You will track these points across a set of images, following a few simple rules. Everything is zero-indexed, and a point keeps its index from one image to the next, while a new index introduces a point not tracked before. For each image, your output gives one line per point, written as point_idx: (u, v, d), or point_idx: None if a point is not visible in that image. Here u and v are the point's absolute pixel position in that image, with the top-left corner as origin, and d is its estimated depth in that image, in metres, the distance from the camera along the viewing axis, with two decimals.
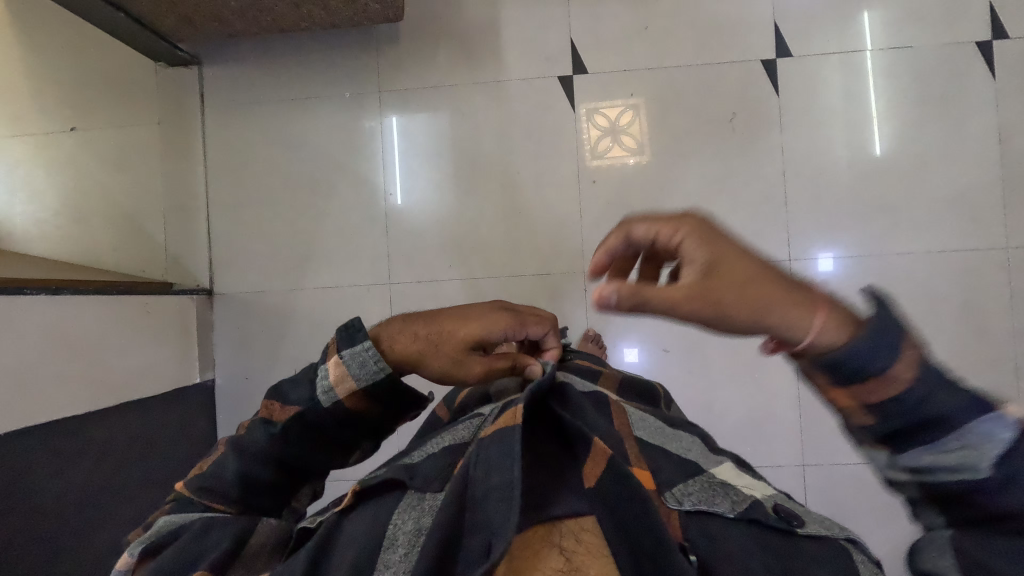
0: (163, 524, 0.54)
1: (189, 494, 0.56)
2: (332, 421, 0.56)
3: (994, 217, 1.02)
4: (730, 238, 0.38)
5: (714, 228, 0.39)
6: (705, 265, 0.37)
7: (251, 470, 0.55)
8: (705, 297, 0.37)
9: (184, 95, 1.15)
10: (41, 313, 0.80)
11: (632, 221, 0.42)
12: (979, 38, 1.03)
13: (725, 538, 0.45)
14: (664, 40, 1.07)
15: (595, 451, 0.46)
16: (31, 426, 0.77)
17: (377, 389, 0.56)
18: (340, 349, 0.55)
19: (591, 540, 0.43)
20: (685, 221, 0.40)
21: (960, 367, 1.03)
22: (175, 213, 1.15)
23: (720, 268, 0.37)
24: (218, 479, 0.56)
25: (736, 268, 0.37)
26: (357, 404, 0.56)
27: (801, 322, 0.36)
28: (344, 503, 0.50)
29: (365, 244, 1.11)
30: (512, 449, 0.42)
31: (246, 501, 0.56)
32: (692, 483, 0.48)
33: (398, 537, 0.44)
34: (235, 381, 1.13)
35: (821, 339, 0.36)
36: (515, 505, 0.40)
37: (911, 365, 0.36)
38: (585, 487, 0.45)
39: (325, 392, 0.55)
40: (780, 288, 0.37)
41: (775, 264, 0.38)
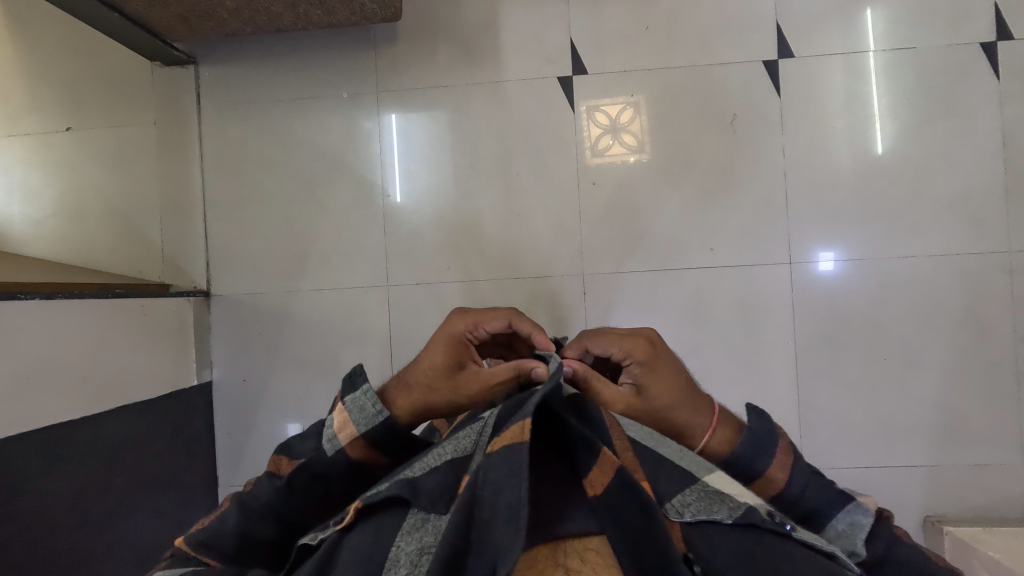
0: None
1: (190, 544, 0.55)
2: (337, 474, 0.57)
3: (997, 220, 1.02)
4: (664, 364, 0.63)
5: (656, 356, 0.64)
6: (640, 382, 0.63)
7: (252, 528, 0.55)
8: (634, 400, 0.61)
9: (180, 94, 1.13)
10: (36, 318, 0.79)
11: (602, 335, 0.65)
12: (983, 38, 1.02)
13: (724, 549, 0.45)
14: (665, 40, 1.06)
15: (602, 461, 0.44)
16: (26, 432, 0.76)
17: (378, 436, 0.58)
18: (344, 399, 0.61)
19: (596, 561, 0.44)
20: (640, 345, 0.64)
21: (960, 372, 1.02)
22: (171, 213, 1.14)
23: (650, 387, 0.62)
24: (220, 533, 0.55)
25: (661, 387, 0.62)
26: (360, 454, 0.57)
27: (699, 433, 0.60)
28: (345, 521, 0.47)
29: (363, 245, 1.10)
30: (520, 469, 0.42)
31: (243, 558, 0.54)
32: (689, 492, 0.48)
33: (400, 558, 0.43)
34: (234, 383, 1.13)
35: (711, 448, 0.60)
36: (522, 529, 0.40)
37: (781, 468, 0.57)
38: (591, 495, 0.45)
39: (329, 440, 0.58)
40: (685, 400, 0.61)
41: (690, 390, 0.62)
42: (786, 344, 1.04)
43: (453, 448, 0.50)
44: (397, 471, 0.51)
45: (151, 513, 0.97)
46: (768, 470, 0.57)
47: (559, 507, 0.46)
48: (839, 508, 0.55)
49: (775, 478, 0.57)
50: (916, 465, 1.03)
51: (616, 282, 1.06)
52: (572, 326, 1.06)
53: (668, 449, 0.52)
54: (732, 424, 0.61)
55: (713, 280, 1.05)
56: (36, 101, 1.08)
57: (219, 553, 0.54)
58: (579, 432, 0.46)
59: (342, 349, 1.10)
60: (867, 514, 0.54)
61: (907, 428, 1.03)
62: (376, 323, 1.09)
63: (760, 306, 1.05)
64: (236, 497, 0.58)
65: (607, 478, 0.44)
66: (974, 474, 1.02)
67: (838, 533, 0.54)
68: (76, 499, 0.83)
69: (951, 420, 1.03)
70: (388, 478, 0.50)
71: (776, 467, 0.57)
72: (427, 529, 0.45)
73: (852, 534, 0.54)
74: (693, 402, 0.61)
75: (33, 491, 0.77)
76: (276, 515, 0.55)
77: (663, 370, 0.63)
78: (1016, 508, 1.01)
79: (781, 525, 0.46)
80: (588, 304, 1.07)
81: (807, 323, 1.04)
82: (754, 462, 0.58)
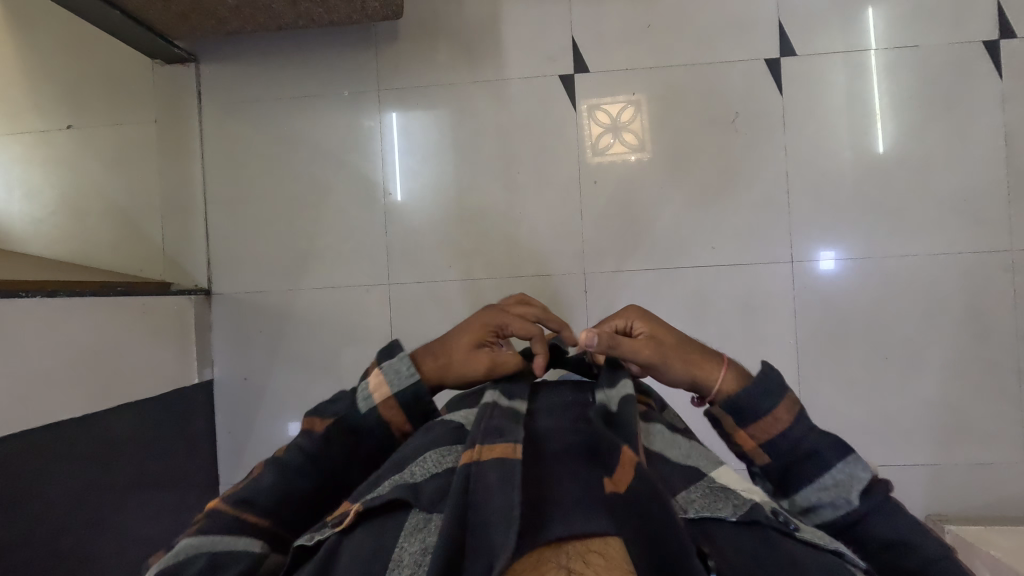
0: (191, 544, 0.47)
1: (224, 508, 0.50)
2: (368, 430, 0.57)
3: (998, 218, 1.01)
4: (657, 318, 0.64)
5: (647, 312, 0.64)
6: (648, 334, 0.62)
7: (293, 487, 0.52)
8: (654, 350, 0.60)
9: (181, 92, 1.13)
10: (37, 316, 0.79)
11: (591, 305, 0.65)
12: (985, 37, 1.02)
13: (731, 545, 0.41)
14: (666, 38, 1.06)
15: (624, 459, 0.42)
16: (28, 429, 0.76)
17: (410, 399, 0.58)
18: (382, 364, 0.61)
19: (600, 563, 0.39)
20: (628, 309, 0.64)
21: (962, 369, 1.02)
22: (172, 211, 1.14)
23: (659, 336, 0.61)
24: (261, 491, 0.51)
25: (667, 336, 0.61)
26: (394, 419, 0.58)
27: (713, 373, 0.59)
28: (344, 523, 0.44)
29: (364, 243, 1.10)
30: (512, 478, 0.42)
31: (282, 516, 0.52)
32: (693, 488, 0.45)
33: (404, 558, 0.39)
34: (234, 381, 1.13)
35: (726, 386, 0.59)
36: (514, 524, 0.38)
37: (787, 410, 0.56)
38: (607, 492, 0.42)
39: (364, 399, 0.58)
40: (690, 345, 0.61)
41: (688, 337, 0.63)
42: (787, 343, 1.04)
43: (453, 453, 0.48)
44: (386, 470, 0.48)
45: (151, 510, 0.96)
46: (773, 410, 0.56)
47: (561, 505, 0.41)
48: (840, 458, 0.54)
49: (780, 419, 0.55)
50: (917, 465, 1.03)
51: (617, 280, 1.06)
52: (573, 325, 1.06)
53: (669, 446, 0.49)
54: (736, 368, 0.61)
55: (714, 279, 1.05)
56: (38, 99, 1.08)
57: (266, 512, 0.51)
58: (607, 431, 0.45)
59: (343, 347, 1.10)
60: (868, 471, 0.53)
61: (908, 428, 1.03)
62: (377, 321, 1.09)
63: (761, 305, 1.05)
64: (270, 458, 0.54)
65: (630, 475, 0.41)
66: (976, 473, 1.02)
67: (833, 482, 0.53)
68: (77, 497, 0.83)
69: (953, 419, 1.02)
70: (381, 478, 0.47)
71: (782, 409, 0.56)
72: (430, 529, 0.42)
73: (848, 484, 0.53)
74: (696, 346, 0.61)
75: (34, 489, 0.76)
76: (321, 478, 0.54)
77: (660, 322, 0.63)
78: (1017, 507, 1.01)
79: (784, 524, 0.43)
80: (589, 303, 1.07)
81: (809, 323, 1.04)
82: (759, 402, 0.56)
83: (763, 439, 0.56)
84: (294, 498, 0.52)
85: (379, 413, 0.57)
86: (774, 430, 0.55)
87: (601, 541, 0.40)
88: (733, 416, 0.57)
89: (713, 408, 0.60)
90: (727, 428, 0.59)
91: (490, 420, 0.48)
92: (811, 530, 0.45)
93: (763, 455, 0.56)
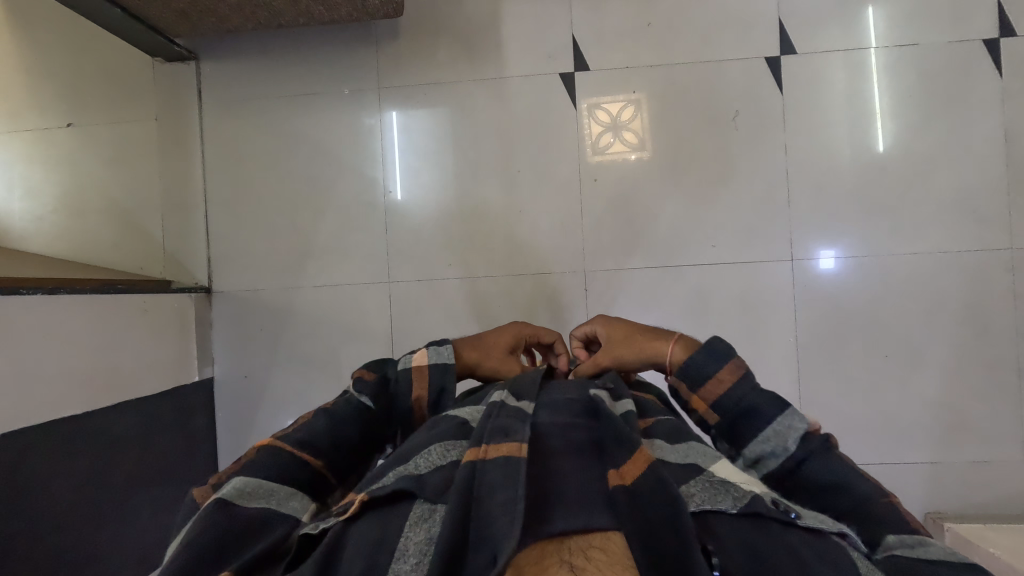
0: (243, 484, 0.46)
1: (279, 448, 0.50)
2: (404, 390, 0.59)
3: (998, 217, 1.02)
4: (616, 320, 0.74)
5: (607, 319, 0.75)
6: (608, 338, 0.72)
7: (343, 433, 0.53)
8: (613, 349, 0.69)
9: (182, 91, 1.13)
10: (38, 314, 0.79)
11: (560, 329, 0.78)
12: (985, 36, 1.02)
13: (734, 537, 0.40)
14: (666, 36, 1.06)
15: (638, 456, 0.43)
16: (30, 427, 0.76)
17: (438, 377, 0.60)
18: (428, 347, 0.63)
19: (601, 558, 0.38)
20: (592, 323, 0.76)
21: (962, 367, 1.03)
22: (172, 209, 1.14)
23: (615, 337, 0.71)
24: (315, 433, 0.52)
25: (620, 332, 0.71)
26: (421, 390, 0.59)
27: (663, 348, 0.65)
28: (350, 511, 0.43)
29: (365, 241, 1.10)
30: (518, 476, 0.41)
31: (332, 461, 0.52)
32: (693, 483, 0.44)
33: (409, 547, 0.38)
34: (235, 379, 1.13)
35: (675, 355, 0.63)
36: (518, 519, 0.38)
37: (732, 371, 0.57)
38: (608, 486, 0.43)
39: (403, 363, 0.61)
40: (643, 334, 0.69)
41: (643, 326, 0.70)
42: (788, 341, 1.05)
43: (457, 448, 0.47)
44: (388, 463, 0.47)
45: (152, 507, 0.96)
46: (716, 372, 0.57)
47: (564, 502, 0.42)
48: (780, 412, 0.53)
49: (724, 379, 0.56)
50: (916, 463, 1.03)
51: (617, 279, 1.06)
52: (572, 324, 1.06)
53: (666, 451, 0.49)
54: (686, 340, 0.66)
55: (714, 276, 1.05)
56: (37, 97, 1.07)
57: (320, 453, 0.51)
58: (622, 428, 0.47)
59: (343, 345, 1.10)
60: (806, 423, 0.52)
61: (907, 426, 1.03)
62: (377, 319, 1.09)
63: (761, 304, 1.05)
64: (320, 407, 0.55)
65: (640, 468, 0.42)
66: (975, 471, 1.02)
67: (772, 433, 0.53)
68: (78, 494, 0.83)
69: (952, 417, 1.03)
70: (384, 470, 0.47)
71: (727, 371, 0.57)
72: (436, 519, 0.41)
73: (786, 435, 0.52)
74: (649, 331, 0.69)
75: (36, 486, 0.76)
76: (368, 427, 0.55)
77: (617, 323, 0.73)
78: (1016, 505, 1.01)
79: (784, 514, 0.42)
80: (589, 302, 1.07)
81: (808, 321, 1.04)
82: (706, 365, 0.58)
83: (712, 399, 0.57)
84: (344, 442, 0.52)
85: (411, 380, 0.59)
86: (719, 392, 0.56)
87: (602, 536, 0.39)
88: (688, 384, 0.59)
89: (672, 379, 0.62)
90: (686, 400, 0.60)
91: (495, 418, 0.48)
92: (815, 515, 0.43)
93: (713, 415, 0.57)
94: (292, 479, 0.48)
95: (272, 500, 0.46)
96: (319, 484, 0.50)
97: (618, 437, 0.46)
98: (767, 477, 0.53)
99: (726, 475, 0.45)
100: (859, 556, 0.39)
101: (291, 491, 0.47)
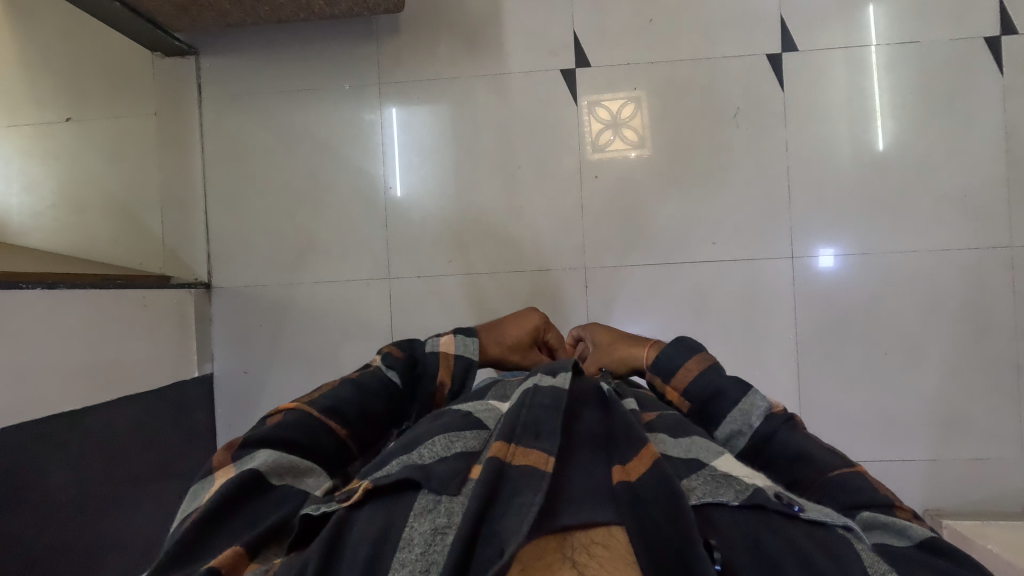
0: (269, 459, 0.46)
1: (306, 413, 0.50)
2: (430, 372, 0.62)
3: (998, 215, 1.02)
4: (607, 329, 0.82)
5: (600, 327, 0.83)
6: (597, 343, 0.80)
7: (368, 405, 0.54)
8: (602, 351, 0.78)
9: (181, 85, 1.12)
10: (36, 308, 0.79)
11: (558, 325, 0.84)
12: (986, 34, 1.02)
13: (735, 531, 0.40)
14: (666, 33, 1.06)
15: (643, 453, 0.44)
16: (30, 422, 0.76)
17: (460, 367, 0.64)
18: (456, 333, 0.68)
19: (603, 555, 0.38)
20: (588, 328, 0.84)
21: (961, 365, 1.03)
22: (171, 204, 1.14)
23: (603, 340, 0.79)
24: (345, 401, 0.53)
25: (608, 336, 0.79)
26: (444, 376, 0.63)
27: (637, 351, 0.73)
28: (353, 499, 0.42)
29: (365, 237, 1.10)
30: (540, 484, 0.41)
31: (357, 428, 0.53)
32: (695, 477, 0.44)
33: (415, 538, 0.38)
34: (235, 375, 1.13)
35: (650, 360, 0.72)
36: (529, 517, 0.38)
37: (698, 361, 0.61)
38: (614, 483, 0.43)
39: (432, 345, 0.65)
40: (625, 340, 0.76)
41: (626, 334, 0.78)
42: (788, 339, 1.05)
43: (462, 439, 0.47)
44: (392, 452, 0.47)
45: (152, 503, 0.96)
46: (684, 363, 0.62)
47: (569, 497, 0.42)
48: (742, 393, 0.56)
49: (691, 369, 0.61)
50: (916, 460, 1.03)
51: (617, 275, 1.06)
52: (573, 321, 1.06)
53: (668, 445, 0.49)
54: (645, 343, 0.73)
55: (714, 273, 1.05)
56: (36, 92, 1.07)
57: (344, 422, 0.51)
58: (633, 427, 0.47)
59: (343, 341, 1.10)
60: (767, 402, 0.54)
61: (907, 423, 1.03)
62: (377, 315, 1.09)
63: (761, 301, 1.05)
64: (346, 377, 0.56)
65: (646, 464, 0.42)
66: (975, 468, 1.03)
67: (735, 413, 0.55)
68: (79, 488, 0.83)
69: (951, 414, 1.03)
70: (387, 459, 0.46)
71: (693, 361, 0.61)
72: (440, 511, 0.41)
73: (748, 412, 0.54)
74: (631, 340, 0.76)
75: (37, 481, 0.76)
76: (390, 403, 0.57)
77: (608, 330, 0.81)
78: (1015, 502, 1.02)
79: (788, 506, 0.41)
80: (590, 299, 1.07)
81: (808, 319, 1.04)
82: (674, 359, 0.63)
83: (682, 387, 0.61)
84: (368, 414, 0.54)
85: (438, 362, 0.63)
86: (687, 380, 0.61)
87: (604, 532, 0.39)
88: (662, 377, 0.64)
89: (650, 375, 0.67)
90: (664, 393, 0.64)
91: (526, 412, 0.48)
92: (820, 508, 0.42)
93: (685, 402, 0.60)
94: (314, 451, 0.48)
95: (293, 474, 0.46)
96: (344, 452, 0.51)
97: (626, 437, 0.46)
98: (738, 455, 0.54)
99: (729, 469, 0.45)
100: (864, 549, 0.39)
101: (310, 466, 0.48)
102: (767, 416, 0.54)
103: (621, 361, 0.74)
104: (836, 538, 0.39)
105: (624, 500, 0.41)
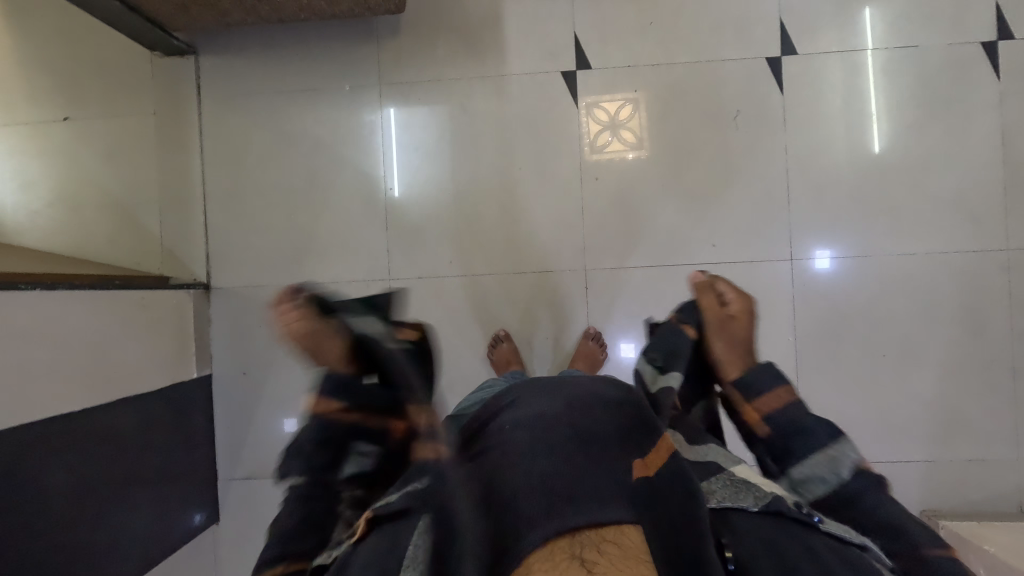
0: None
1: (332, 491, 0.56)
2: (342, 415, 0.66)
3: (996, 218, 1.03)
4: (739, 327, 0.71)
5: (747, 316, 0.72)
6: (729, 316, 0.73)
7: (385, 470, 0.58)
8: (720, 327, 0.72)
9: (180, 85, 1.11)
10: (34, 309, 0.78)
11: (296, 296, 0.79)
12: (983, 39, 1.03)
13: (752, 532, 0.41)
14: (666, 36, 1.06)
15: (660, 446, 0.46)
16: (26, 424, 0.76)
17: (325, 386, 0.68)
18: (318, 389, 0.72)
19: (615, 551, 0.39)
20: (739, 304, 0.74)
21: (957, 367, 1.04)
22: (169, 204, 1.12)
23: (733, 321, 0.72)
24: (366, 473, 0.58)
25: (739, 328, 0.71)
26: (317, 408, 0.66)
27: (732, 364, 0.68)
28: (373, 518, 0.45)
29: (365, 238, 1.09)
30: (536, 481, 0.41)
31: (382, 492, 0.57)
32: (717, 482, 0.47)
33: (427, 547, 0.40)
34: (233, 376, 1.12)
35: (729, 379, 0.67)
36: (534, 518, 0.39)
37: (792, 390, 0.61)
38: (631, 476, 0.44)
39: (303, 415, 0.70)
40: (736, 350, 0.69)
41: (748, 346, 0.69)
42: (786, 340, 1.05)
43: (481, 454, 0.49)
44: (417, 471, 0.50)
45: (148, 506, 0.95)
46: (775, 390, 0.61)
47: (582, 496, 0.42)
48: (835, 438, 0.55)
49: (783, 397, 0.60)
50: (913, 461, 1.04)
51: (616, 277, 1.07)
52: (571, 321, 1.07)
53: (693, 449, 0.55)
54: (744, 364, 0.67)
55: (714, 275, 1.06)
56: (35, 90, 1.08)
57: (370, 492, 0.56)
58: (650, 420, 0.50)
59: None
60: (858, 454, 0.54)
61: (904, 426, 1.04)
62: None
63: (761, 302, 1.05)
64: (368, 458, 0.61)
65: (662, 457, 0.45)
66: (971, 469, 1.03)
67: (831, 453, 0.54)
68: (78, 492, 0.82)
69: (947, 417, 1.04)
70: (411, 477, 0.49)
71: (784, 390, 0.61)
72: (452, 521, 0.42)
73: (839, 461, 0.53)
74: (739, 348, 0.69)
75: (34, 484, 0.76)
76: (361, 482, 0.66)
77: (743, 317, 0.72)
78: (1010, 503, 1.03)
79: (808, 517, 0.43)
80: (590, 301, 1.07)
81: (807, 322, 1.05)
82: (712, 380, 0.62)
83: (766, 411, 0.60)
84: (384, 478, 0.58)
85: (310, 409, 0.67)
86: (772, 406, 0.60)
87: (617, 530, 0.40)
88: (741, 393, 0.64)
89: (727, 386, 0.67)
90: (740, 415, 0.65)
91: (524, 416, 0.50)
92: (841, 526, 0.44)
93: (763, 427, 0.60)
94: None
95: None
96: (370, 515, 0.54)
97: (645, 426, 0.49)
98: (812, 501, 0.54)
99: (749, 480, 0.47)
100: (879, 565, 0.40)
101: None
102: (858, 472, 0.52)
103: (729, 358, 0.69)
104: (855, 553, 0.41)
105: (637, 500, 0.42)
